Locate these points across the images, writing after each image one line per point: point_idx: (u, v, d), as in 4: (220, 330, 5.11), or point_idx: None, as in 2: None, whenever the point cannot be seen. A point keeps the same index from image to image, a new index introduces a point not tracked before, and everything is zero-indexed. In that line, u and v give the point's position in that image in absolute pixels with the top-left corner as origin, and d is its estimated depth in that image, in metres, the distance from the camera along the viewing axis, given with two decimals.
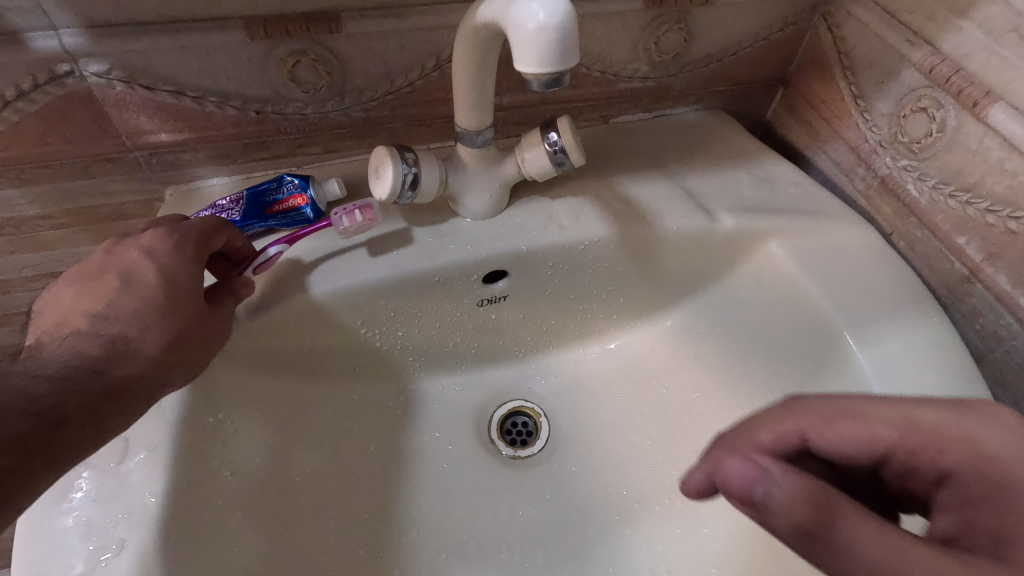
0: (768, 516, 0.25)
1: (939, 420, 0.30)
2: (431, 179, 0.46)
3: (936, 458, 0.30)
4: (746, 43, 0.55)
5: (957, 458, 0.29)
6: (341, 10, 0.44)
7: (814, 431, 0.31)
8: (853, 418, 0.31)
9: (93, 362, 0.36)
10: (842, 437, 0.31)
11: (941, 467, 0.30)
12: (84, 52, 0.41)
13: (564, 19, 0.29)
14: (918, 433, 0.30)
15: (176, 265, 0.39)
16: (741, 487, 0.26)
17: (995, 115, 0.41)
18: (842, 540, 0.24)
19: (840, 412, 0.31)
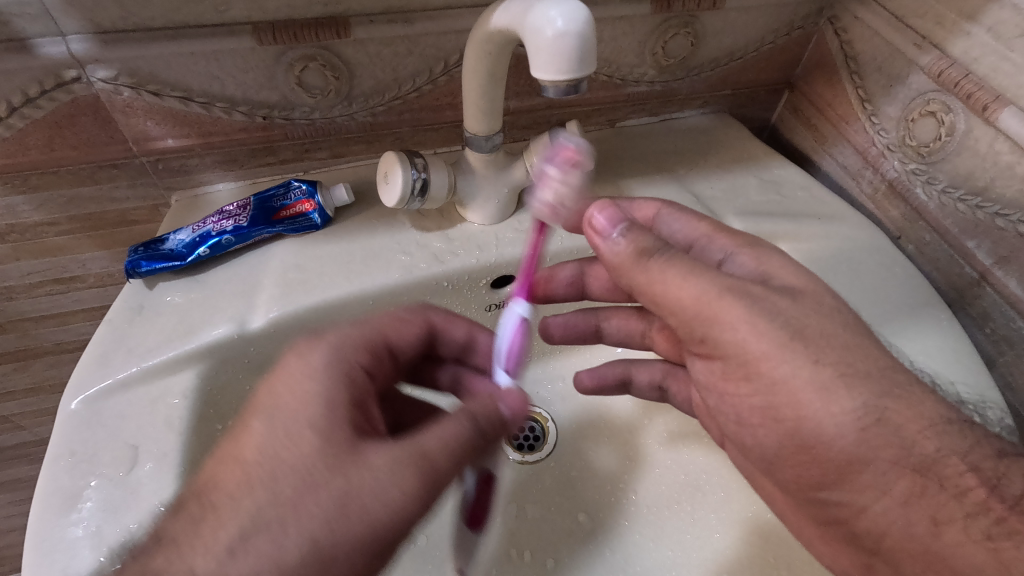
0: (613, 251, 0.34)
1: (724, 242, 0.39)
2: (440, 184, 0.46)
3: (712, 247, 0.40)
4: (753, 47, 0.55)
5: (738, 255, 0.38)
6: (350, 16, 0.44)
7: (659, 213, 0.43)
8: (679, 215, 0.42)
9: (192, 561, 0.29)
10: (672, 226, 0.42)
11: (721, 256, 0.39)
12: (91, 58, 0.41)
13: (582, 25, 0.29)
14: (714, 234, 0.40)
15: (328, 389, 0.35)
16: (602, 224, 0.35)
17: (1005, 119, 0.41)
18: (654, 266, 0.33)
19: (668, 206, 0.43)
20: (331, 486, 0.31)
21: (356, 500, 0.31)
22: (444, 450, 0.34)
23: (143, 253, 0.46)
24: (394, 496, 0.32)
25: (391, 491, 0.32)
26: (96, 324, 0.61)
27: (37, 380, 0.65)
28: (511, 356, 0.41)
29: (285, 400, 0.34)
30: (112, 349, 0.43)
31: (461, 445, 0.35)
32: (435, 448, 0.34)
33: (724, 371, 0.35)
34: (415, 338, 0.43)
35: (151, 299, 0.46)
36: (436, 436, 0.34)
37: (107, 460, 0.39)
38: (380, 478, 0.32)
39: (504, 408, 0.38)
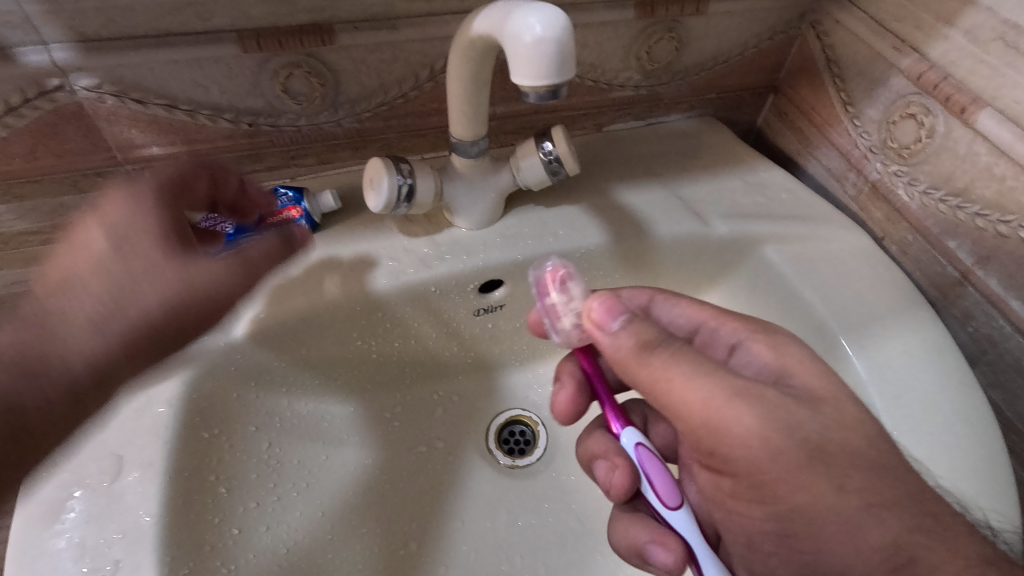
0: (615, 343, 0.34)
1: (735, 328, 0.39)
2: (427, 189, 0.46)
3: (720, 333, 0.40)
4: (737, 51, 0.56)
5: (749, 343, 0.38)
6: (334, 23, 0.44)
7: (655, 299, 0.43)
8: (679, 301, 0.42)
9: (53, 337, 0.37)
10: (671, 311, 0.43)
11: (732, 342, 0.39)
12: (74, 66, 0.41)
13: (560, 32, 0.29)
14: (718, 318, 0.40)
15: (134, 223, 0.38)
16: (599, 318, 0.34)
17: (983, 121, 0.42)
18: (661, 362, 0.33)
19: (664, 292, 0.43)
20: (122, 307, 0.38)
21: (142, 304, 0.38)
22: (241, 277, 0.40)
23: None
24: (180, 278, 0.38)
25: (171, 294, 0.38)
26: None
27: None
28: (664, 491, 0.39)
29: (109, 220, 0.38)
30: None
31: (257, 267, 0.41)
32: (252, 254, 0.41)
33: (733, 489, 0.35)
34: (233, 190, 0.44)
35: None
36: (205, 271, 0.39)
37: (93, 469, 0.38)
38: (192, 271, 0.39)
39: (295, 233, 0.44)
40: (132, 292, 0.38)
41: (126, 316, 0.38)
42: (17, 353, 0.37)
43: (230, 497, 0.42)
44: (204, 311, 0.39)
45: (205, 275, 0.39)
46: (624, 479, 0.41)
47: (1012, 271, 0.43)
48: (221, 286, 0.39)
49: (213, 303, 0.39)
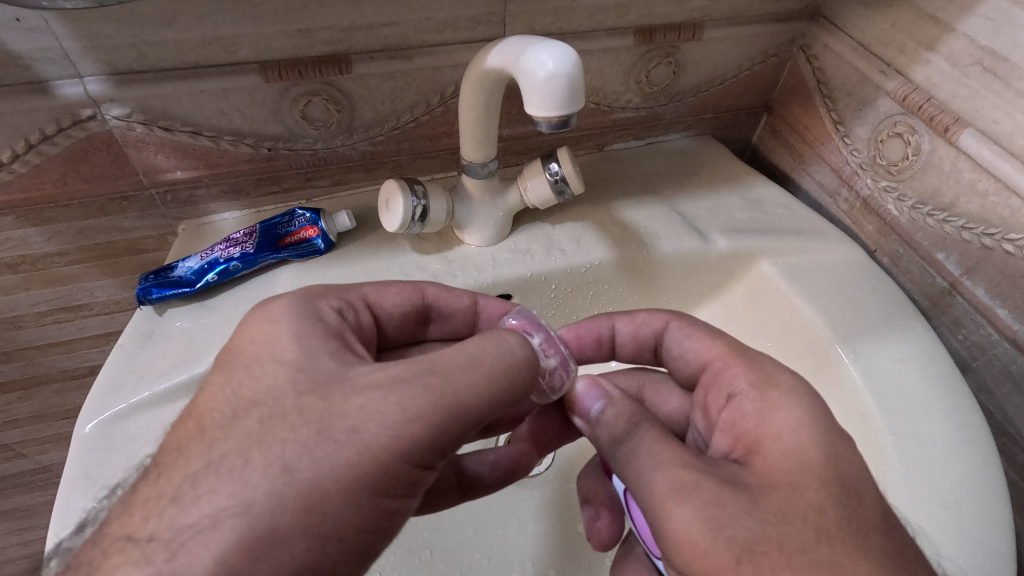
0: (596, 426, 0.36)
1: (747, 375, 0.36)
2: (439, 209, 0.49)
3: (722, 376, 0.38)
4: (731, 74, 0.59)
5: (747, 394, 0.35)
6: (351, 53, 0.46)
7: (669, 327, 0.43)
8: (692, 333, 0.41)
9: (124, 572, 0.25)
10: (681, 343, 0.42)
11: (734, 388, 0.37)
12: (107, 97, 0.43)
13: (571, 68, 0.32)
14: (725, 359, 0.38)
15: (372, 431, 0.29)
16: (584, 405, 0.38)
17: (965, 140, 0.44)
18: (623, 453, 0.33)
19: (678, 320, 0.42)
20: (329, 434, 0.28)
21: (350, 428, 0.29)
22: (457, 374, 0.31)
23: (154, 281, 0.48)
24: (392, 416, 0.29)
25: (387, 412, 0.29)
26: (101, 350, 0.62)
27: (40, 408, 0.66)
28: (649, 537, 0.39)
29: (264, 351, 0.32)
30: (124, 374, 0.45)
31: (485, 360, 0.32)
32: (453, 373, 0.31)
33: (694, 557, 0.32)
34: (400, 301, 0.42)
35: (162, 325, 0.48)
36: (374, 422, 0.29)
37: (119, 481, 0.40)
38: (379, 399, 0.29)
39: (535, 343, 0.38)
40: (328, 453, 0.28)
41: (322, 468, 0.28)
42: (210, 516, 0.26)
43: None
44: (383, 467, 0.29)
45: (373, 426, 0.29)
46: (609, 528, 0.43)
47: (998, 280, 0.45)
48: (429, 429, 0.29)
49: (440, 405, 0.30)
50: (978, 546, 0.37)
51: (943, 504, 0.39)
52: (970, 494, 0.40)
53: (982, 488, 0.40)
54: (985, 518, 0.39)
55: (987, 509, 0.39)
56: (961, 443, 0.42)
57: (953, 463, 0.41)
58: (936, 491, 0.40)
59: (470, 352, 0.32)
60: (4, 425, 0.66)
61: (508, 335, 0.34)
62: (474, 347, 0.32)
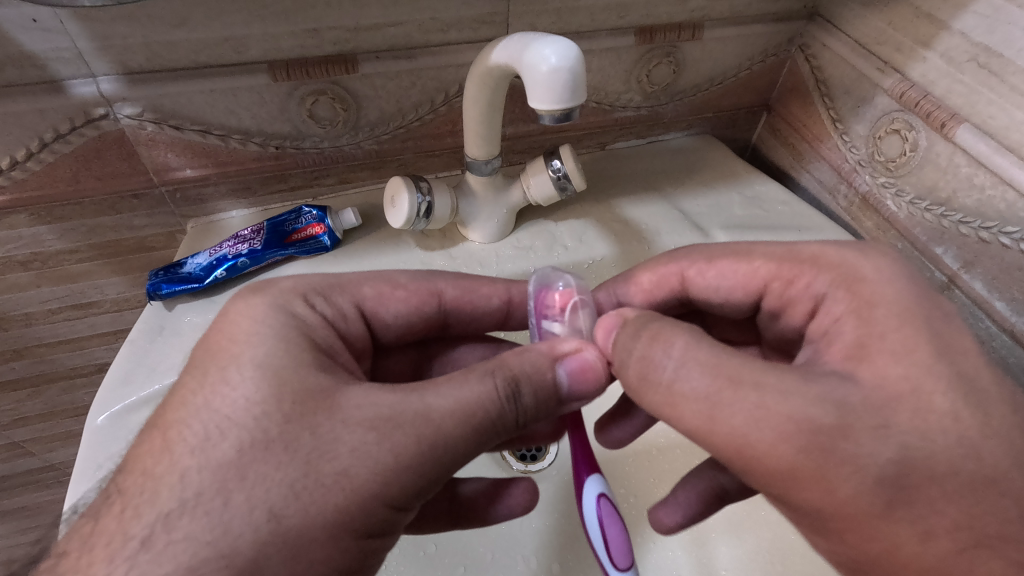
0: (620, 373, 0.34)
1: (826, 276, 0.34)
2: (443, 206, 0.50)
3: (792, 288, 0.36)
4: (731, 73, 0.60)
5: (831, 298, 0.33)
6: (358, 53, 0.47)
7: (688, 278, 0.41)
8: (714, 267, 0.39)
9: None
10: (714, 280, 0.40)
11: (816, 293, 0.34)
12: (119, 96, 0.44)
13: (573, 62, 0.32)
14: (778, 278, 0.37)
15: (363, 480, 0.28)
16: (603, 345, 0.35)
17: (960, 135, 0.45)
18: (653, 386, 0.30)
19: (689, 262, 0.40)
20: (317, 477, 0.27)
21: (339, 471, 0.28)
22: (447, 427, 0.29)
23: (163, 276, 0.49)
24: (384, 461, 0.28)
25: (380, 459, 0.28)
26: (110, 348, 0.63)
27: (48, 406, 0.67)
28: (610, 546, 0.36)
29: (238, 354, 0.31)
30: (134, 368, 0.45)
31: (476, 410, 0.30)
32: (445, 425, 0.29)
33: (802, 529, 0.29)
34: (401, 307, 0.41)
35: (171, 320, 0.49)
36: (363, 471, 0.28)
37: None
38: (371, 441, 0.28)
39: (563, 371, 0.33)
40: (316, 498, 0.27)
41: (308, 513, 0.27)
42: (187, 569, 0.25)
43: None
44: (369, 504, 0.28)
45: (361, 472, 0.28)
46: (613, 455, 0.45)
47: (995, 273, 0.45)
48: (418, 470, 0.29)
49: (427, 445, 0.29)
50: None
51: None
52: None
53: None
54: None
55: None
56: None
57: None
58: None
59: (462, 403, 0.30)
60: (13, 423, 0.67)
61: (508, 368, 0.32)
62: (470, 393, 0.30)
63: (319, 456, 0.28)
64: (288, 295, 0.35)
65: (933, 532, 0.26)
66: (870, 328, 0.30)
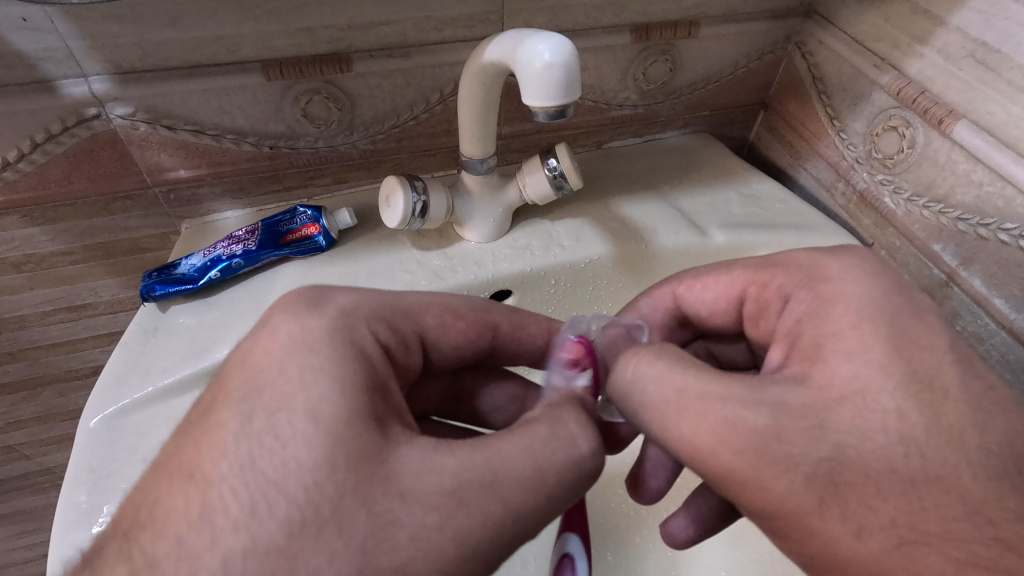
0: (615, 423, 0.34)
1: (786, 282, 0.33)
2: (439, 206, 0.49)
3: (764, 294, 0.35)
4: (728, 71, 0.59)
5: (797, 298, 0.32)
6: (351, 52, 0.47)
7: (679, 294, 0.41)
8: (701, 283, 0.39)
9: None
10: (702, 295, 0.39)
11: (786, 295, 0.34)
12: (111, 97, 0.44)
13: (567, 58, 0.32)
14: (754, 284, 0.36)
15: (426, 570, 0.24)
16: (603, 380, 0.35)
17: (959, 131, 0.45)
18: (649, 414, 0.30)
19: (679, 281, 0.40)
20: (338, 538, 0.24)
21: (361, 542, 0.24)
22: (518, 503, 0.26)
23: (157, 278, 0.49)
24: (446, 549, 0.25)
25: (445, 548, 0.25)
26: (105, 350, 0.62)
27: (43, 409, 0.66)
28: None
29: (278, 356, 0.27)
30: (128, 370, 0.45)
31: (548, 482, 0.27)
32: (517, 502, 0.26)
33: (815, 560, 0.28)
34: (457, 337, 0.38)
35: (165, 321, 0.49)
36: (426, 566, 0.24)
37: (122, 475, 0.40)
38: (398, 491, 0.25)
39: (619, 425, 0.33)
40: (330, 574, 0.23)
41: None
42: None
43: None
44: None
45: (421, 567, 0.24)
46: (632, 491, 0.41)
47: (994, 269, 0.45)
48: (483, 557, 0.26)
49: (495, 529, 0.26)
50: None
51: None
52: None
53: None
54: None
55: None
56: None
57: None
58: None
59: (534, 476, 0.27)
60: (8, 426, 0.66)
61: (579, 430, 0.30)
62: (536, 462, 0.28)
63: (339, 513, 0.24)
64: (346, 317, 0.31)
65: (866, 529, 0.25)
66: (863, 317, 0.29)
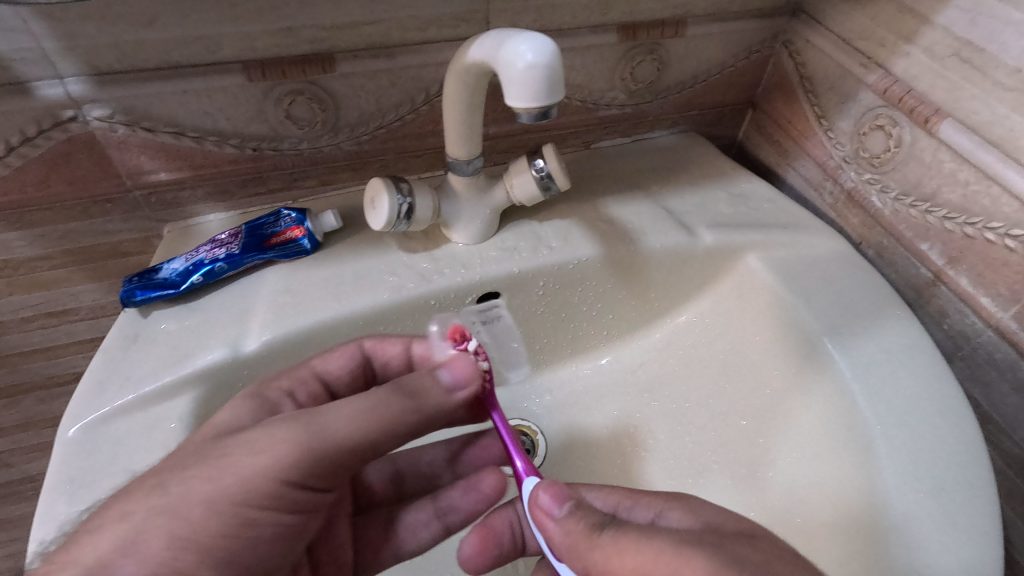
0: (559, 533, 0.32)
1: (648, 503, 0.36)
2: (426, 207, 0.49)
3: (637, 512, 0.36)
4: (716, 70, 0.59)
5: None
6: (335, 51, 0.46)
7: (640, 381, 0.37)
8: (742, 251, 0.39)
9: None
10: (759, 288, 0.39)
11: None
12: (88, 98, 0.43)
13: (548, 58, 0.32)
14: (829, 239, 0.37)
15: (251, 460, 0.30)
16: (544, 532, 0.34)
17: (945, 130, 0.45)
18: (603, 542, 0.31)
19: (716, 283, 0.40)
20: None
21: None
22: (328, 417, 0.31)
23: (138, 283, 0.48)
24: (270, 445, 0.31)
25: (269, 445, 0.31)
26: (87, 356, 0.61)
27: (24, 417, 0.65)
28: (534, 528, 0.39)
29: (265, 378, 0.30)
30: (108, 378, 0.44)
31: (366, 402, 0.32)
32: (329, 417, 0.31)
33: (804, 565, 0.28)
34: (345, 371, 0.40)
35: (146, 328, 0.48)
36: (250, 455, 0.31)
37: (102, 486, 0.39)
38: None
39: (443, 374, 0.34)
40: None
41: None
42: None
43: None
44: (253, 487, 0.30)
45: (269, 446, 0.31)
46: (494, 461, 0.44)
47: (980, 268, 0.45)
48: (302, 457, 0.31)
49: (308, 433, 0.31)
50: (965, 528, 0.38)
51: (930, 491, 0.39)
52: (955, 481, 0.40)
53: (967, 474, 0.40)
54: (974, 506, 0.39)
55: (972, 495, 0.39)
56: (948, 434, 0.42)
57: (940, 447, 0.41)
58: (923, 477, 0.40)
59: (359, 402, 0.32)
60: None
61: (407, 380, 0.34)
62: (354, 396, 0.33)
63: None
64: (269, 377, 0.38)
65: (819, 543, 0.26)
66: None
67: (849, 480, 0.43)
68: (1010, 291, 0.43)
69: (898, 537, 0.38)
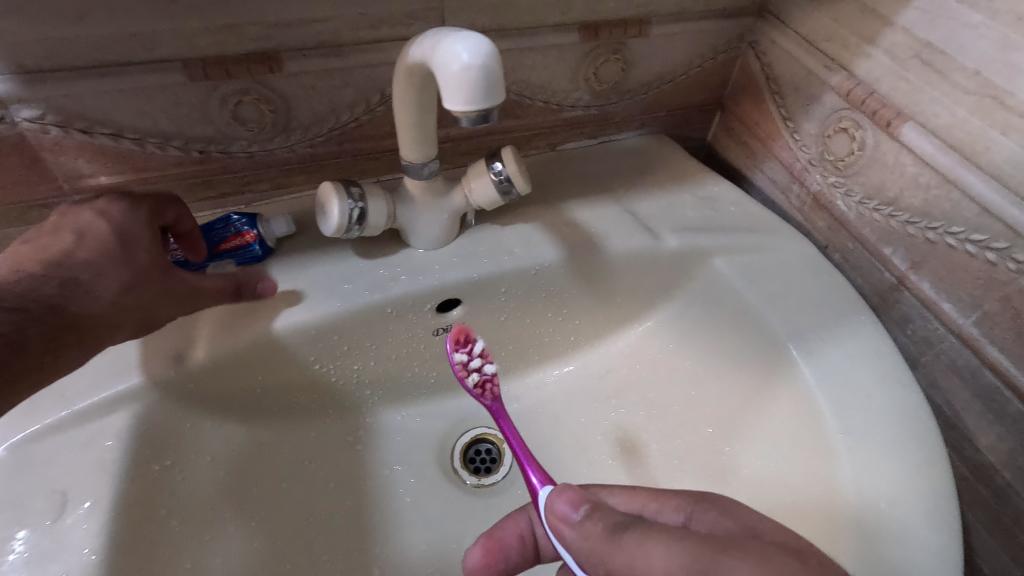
0: (580, 542, 0.32)
1: (677, 505, 0.36)
2: (379, 212, 0.47)
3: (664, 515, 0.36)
4: (682, 71, 0.58)
5: None
6: (281, 50, 0.44)
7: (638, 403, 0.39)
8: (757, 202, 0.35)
9: None
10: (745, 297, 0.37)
11: None
12: (15, 98, 0.41)
13: (486, 59, 0.30)
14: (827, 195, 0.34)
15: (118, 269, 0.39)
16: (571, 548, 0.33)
17: (906, 133, 0.44)
18: (625, 546, 0.30)
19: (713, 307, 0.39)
20: None
21: None
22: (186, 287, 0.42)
23: None
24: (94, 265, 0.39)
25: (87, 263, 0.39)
26: None
27: None
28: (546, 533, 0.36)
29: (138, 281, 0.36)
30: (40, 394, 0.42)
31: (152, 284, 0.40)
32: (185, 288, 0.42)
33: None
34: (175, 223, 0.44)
35: None
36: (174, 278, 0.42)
37: (29, 510, 0.38)
38: None
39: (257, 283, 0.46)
40: None
41: None
42: None
43: (181, 532, 0.42)
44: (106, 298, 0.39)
45: (104, 229, 0.40)
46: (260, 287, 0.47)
47: (942, 273, 0.44)
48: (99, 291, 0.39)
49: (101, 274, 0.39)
50: (928, 540, 0.37)
51: (892, 501, 0.38)
52: (918, 491, 0.39)
53: (930, 484, 0.39)
54: (935, 516, 0.38)
55: (933, 504, 0.38)
56: (911, 442, 0.41)
57: (901, 454, 0.41)
58: (885, 486, 0.39)
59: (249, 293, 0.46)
60: None
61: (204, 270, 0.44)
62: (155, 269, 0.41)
63: None
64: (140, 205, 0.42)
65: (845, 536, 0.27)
66: None
67: (812, 488, 0.42)
68: (971, 296, 0.43)
69: (859, 549, 0.37)
